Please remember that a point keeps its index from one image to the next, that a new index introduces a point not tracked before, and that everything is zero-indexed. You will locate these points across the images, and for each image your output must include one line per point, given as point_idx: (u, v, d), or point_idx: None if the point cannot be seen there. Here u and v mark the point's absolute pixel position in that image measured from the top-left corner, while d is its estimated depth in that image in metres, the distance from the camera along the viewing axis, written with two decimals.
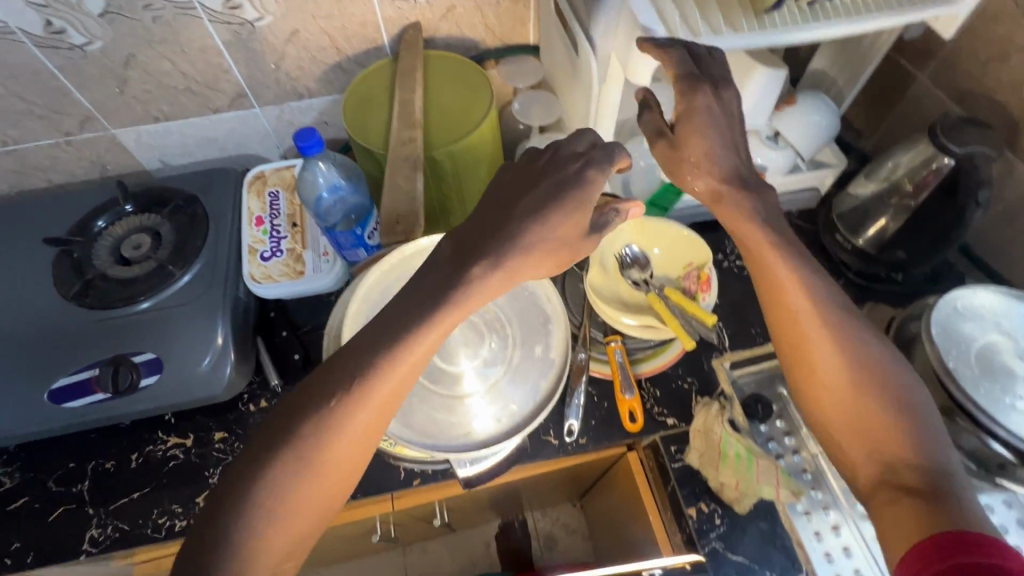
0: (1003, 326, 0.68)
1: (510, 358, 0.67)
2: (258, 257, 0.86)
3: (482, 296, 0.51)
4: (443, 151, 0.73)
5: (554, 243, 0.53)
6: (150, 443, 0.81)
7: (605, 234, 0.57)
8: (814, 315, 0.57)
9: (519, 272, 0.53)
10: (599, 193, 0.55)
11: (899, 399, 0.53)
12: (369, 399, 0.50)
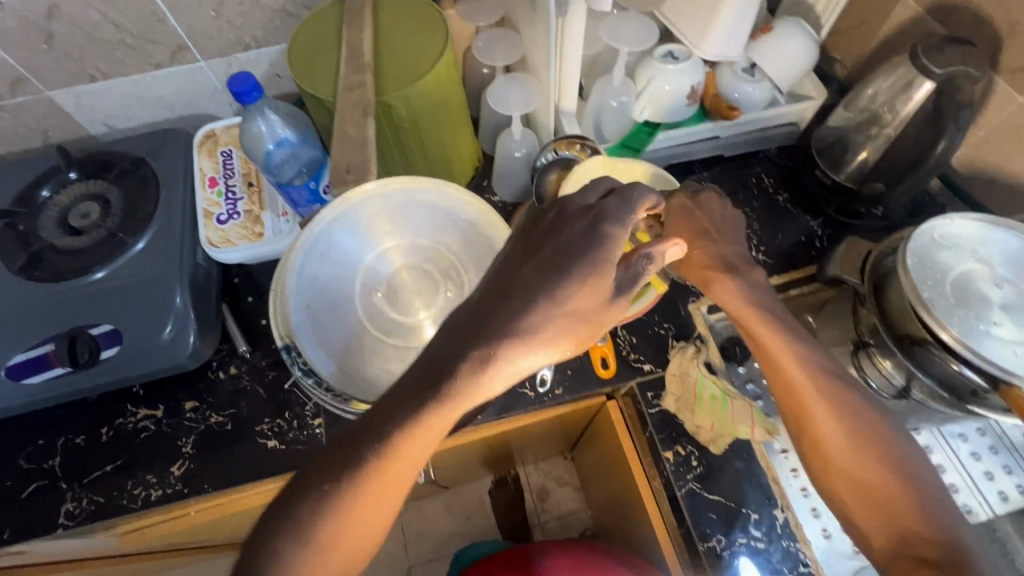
0: (980, 254, 0.67)
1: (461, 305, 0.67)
2: (214, 221, 0.82)
3: (477, 387, 0.45)
4: (397, 96, 0.68)
5: (565, 320, 0.46)
6: (119, 416, 0.79)
7: (635, 293, 0.48)
8: (806, 370, 0.58)
9: (525, 355, 0.45)
10: (617, 252, 0.48)
11: (901, 467, 0.53)
12: (359, 500, 0.46)
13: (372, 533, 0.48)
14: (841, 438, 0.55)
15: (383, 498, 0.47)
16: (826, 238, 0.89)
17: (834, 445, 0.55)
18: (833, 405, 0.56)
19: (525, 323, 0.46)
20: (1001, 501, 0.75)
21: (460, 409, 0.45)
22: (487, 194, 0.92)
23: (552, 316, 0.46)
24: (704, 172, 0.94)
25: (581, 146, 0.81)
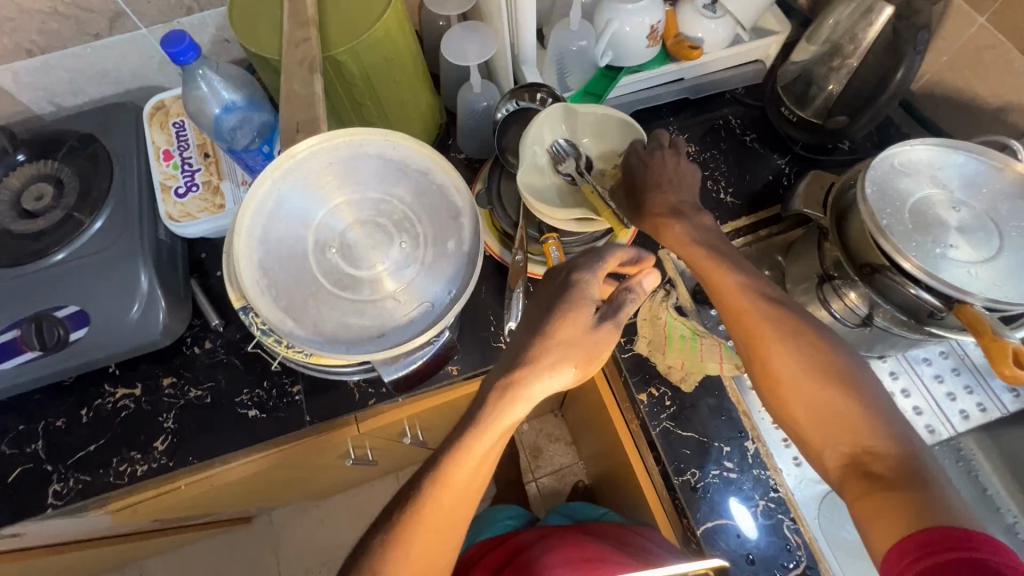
0: (938, 178, 0.67)
1: (422, 256, 0.59)
2: (173, 195, 0.80)
3: (491, 423, 0.53)
4: (345, 50, 0.66)
5: (562, 354, 0.53)
6: (97, 397, 0.79)
7: (623, 318, 0.54)
8: (767, 314, 0.59)
9: (532, 384, 0.53)
10: (595, 289, 0.55)
11: (856, 386, 0.54)
12: (420, 544, 0.53)
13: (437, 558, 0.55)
14: (796, 368, 0.56)
15: (442, 525, 0.54)
16: (794, 176, 0.90)
17: (786, 371, 0.56)
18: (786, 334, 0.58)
19: (530, 369, 0.53)
20: (962, 419, 0.80)
21: (483, 446, 0.53)
22: (453, 152, 0.91)
23: (554, 359, 0.53)
24: (670, 118, 0.94)
25: (542, 95, 0.81)
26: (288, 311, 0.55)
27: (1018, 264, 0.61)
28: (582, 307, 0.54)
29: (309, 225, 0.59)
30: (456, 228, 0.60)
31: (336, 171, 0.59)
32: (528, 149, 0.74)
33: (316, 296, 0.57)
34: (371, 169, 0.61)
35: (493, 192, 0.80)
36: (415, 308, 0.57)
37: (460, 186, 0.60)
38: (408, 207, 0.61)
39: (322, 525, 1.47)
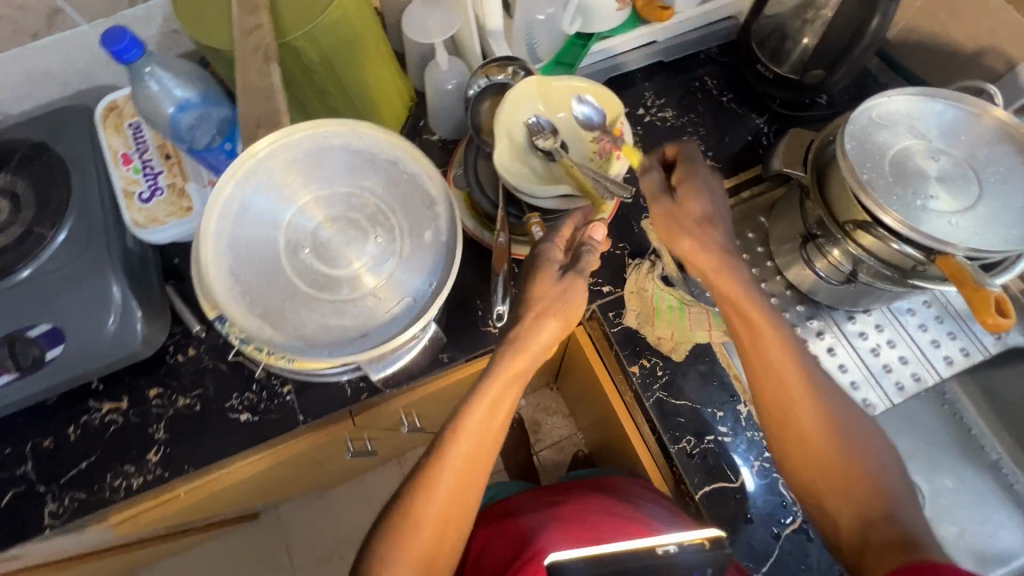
0: (917, 129, 0.67)
1: (399, 247, 0.57)
2: (136, 201, 0.77)
3: (493, 375, 0.62)
4: (302, 35, 0.62)
5: (541, 310, 0.61)
6: (83, 413, 0.77)
7: (583, 269, 0.62)
8: (799, 370, 0.60)
9: (521, 337, 0.61)
10: (557, 248, 0.63)
11: (867, 460, 0.57)
12: (443, 476, 0.64)
13: (459, 500, 0.65)
14: (814, 421, 0.59)
15: (462, 471, 0.64)
16: (773, 135, 0.89)
17: (810, 431, 0.59)
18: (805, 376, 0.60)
19: (519, 329, 0.62)
20: (948, 364, 0.81)
21: (488, 392, 0.63)
22: (425, 134, 0.88)
23: (537, 319, 0.61)
24: (647, 82, 0.91)
25: (513, 69, 0.78)
26: (265, 318, 0.53)
27: (998, 211, 0.61)
28: (546, 269, 0.62)
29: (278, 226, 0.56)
30: (432, 216, 0.57)
31: (300, 167, 0.57)
32: (500, 128, 0.72)
33: (293, 299, 0.55)
34: (337, 163, 0.58)
35: (470, 173, 0.78)
36: (396, 303, 0.55)
37: (430, 171, 0.57)
38: (380, 198, 0.58)
39: (330, 516, 1.48)
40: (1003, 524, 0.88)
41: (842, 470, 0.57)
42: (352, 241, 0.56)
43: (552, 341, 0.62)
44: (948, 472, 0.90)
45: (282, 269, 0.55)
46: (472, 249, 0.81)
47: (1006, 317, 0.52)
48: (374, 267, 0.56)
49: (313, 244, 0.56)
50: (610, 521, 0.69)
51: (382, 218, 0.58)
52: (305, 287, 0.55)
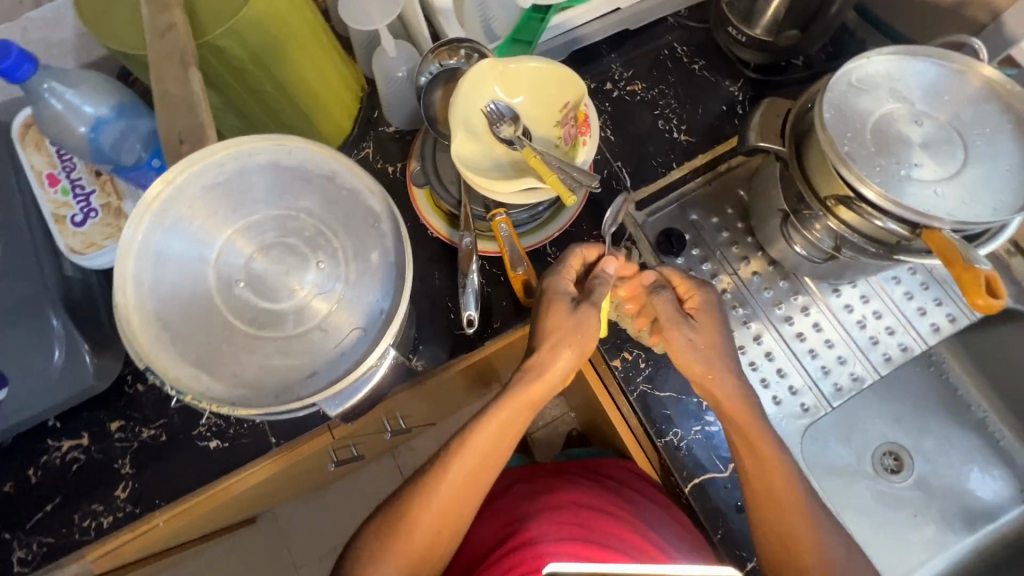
0: (899, 91, 0.63)
1: (346, 274, 0.50)
2: (69, 224, 0.70)
3: (509, 398, 0.64)
4: (222, 33, 0.56)
5: (559, 340, 0.63)
6: (42, 454, 0.73)
7: (595, 299, 0.64)
8: (785, 476, 0.63)
9: (539, 361, 0.64)
10: (565, 283, 0.65)
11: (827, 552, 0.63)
12: (445, 485, 0.65)
13: (452, 516, 0.65)
14: (796, 519, 0.62)
15: (458, 490, 0.65)
16: (748, 103, 0.84)
17: (788, 520, 0.63)
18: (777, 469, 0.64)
19: (536, 357, 0.64)
20: (933, 331, 0.80)
21: (498, 411, 0.65)
22: (381, 126, 0.83)
23: (553, 349, 0.63)
24: (612, 55, 0.86)
25: (465, 51, 0.72)
26: (197, 369, 0.46)
27: (985, 176, 0.58)
28: (557, 302, 0.64)
29: (206, 261, 0.48)
30: (378, 236, 0.50)
31: (223, 190, 0.49)
32: (456, 119, 0.66)
33: (230, 343, 0.47)
34: (266, 180, 0.50)
35: (429, 168, 0.74)
36: (346, 336, 0.48)
37: (373, 186, 0.50)
38: (320, 219, 0.51)
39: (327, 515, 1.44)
40: (987, 479, 0.89)
41: (805, 556, 0.62)
42: (292, 270, 0.49)
43: (567, 368, 0.64)
44: (934, 433, 0.91)
45: (213, 310, 0.48)
46: (438, 249, 0.77)
47: (998, 296, 0.50)
48: (318, 297, 0.49)
49: (248, 277, 0.49)
50: (593, 512, 0.69)
51: (323, 241, 0.50)
52: (242, 328, 0.48)
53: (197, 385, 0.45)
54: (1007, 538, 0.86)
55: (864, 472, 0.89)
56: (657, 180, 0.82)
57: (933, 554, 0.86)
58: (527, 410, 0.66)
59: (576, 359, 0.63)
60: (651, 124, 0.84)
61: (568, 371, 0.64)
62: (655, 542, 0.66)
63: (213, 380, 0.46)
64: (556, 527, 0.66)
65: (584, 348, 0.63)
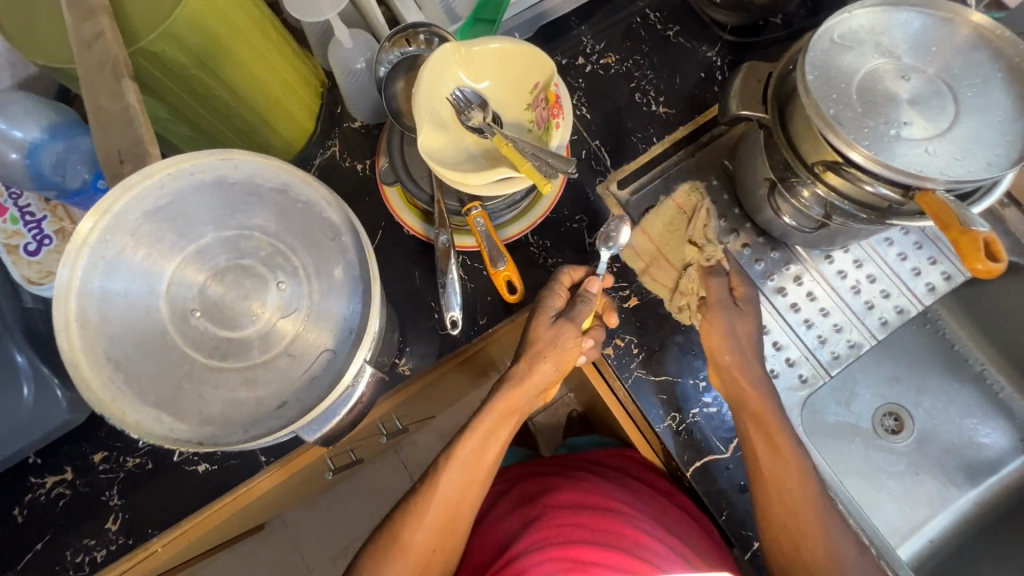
0: (884, 46, 0.59)
1: (309, 291, 0.47)
2: (22, 254, 0.66)
3: (494, 409, 0.67)
4: (156, 37, 0.51)
5: (541, 351, 0.66)
6: (26, 492, 0.71)
7: (580, 312, 0.66)
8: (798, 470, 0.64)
9: (524, 373, 0.67)
10: (557, 297, 0.68)
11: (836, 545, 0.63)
12: (437, 500, 0.65)
13: (446, 532, 0.66)
14: (808, 511, 0.63)
15: (450, 506, 0.66)
16: (727, 68, 0.80)
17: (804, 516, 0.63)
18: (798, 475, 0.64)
19: (518, 369, 0.68)
20: (928, 291, 0.79)
21: (484, 421, 0.67)
22: (345, 122, 0.78)
23: (534, 361, 0.67)
24: (582, 26, 0.82)
25: (425, 36, 0.68)
26: (161, 409, 0.44)
27: (976, 130, 0.55)
28: (543, 318, 0.67)
29: (156, 292, 0.45)
30: (341, 250, 0.48)
31: (161, 219, 0.46)
32: (421, 110, 0.62)
33: (191, 378, 0.45)
34: (214, 198, 0.47)
35: (398, 164, 0.69)
36: (315, 360, 0.46)
37: (331, 197, 0.48)
38: (276, 236, 0.48)
39: (335, 520, 1.36)
40: (989, 432, 0.88)
41: (814, 550, 0.63)
42: (251, 294, 0.46)
43: (549, 378, 0.68)
44: (933, 391, 0.90)
45: (170, 344, 0.45)
46: (416, 246, 0.73)
47: (998, 259, 0.47)
48: (282, 320, 0.47)
49: (204, 306, 0.46)
50: (592, 510, 0.68)
51: (282, 260, 0.48)
52: (202, 360, 0.45)
53: (161, 427, 0.43)
54: (1010, 489, 0.86)
55: (866, 434, 0.88)
56: (639, 156, 0.78)
57: (937, 510, 0.86)
58: (509, 418, 0.69)
59: (555, 369, 0.67)
60: (628, 97, 0.80)
61: (548, 380, 0.68)
62: (656, 536, 0.65)
63: (178, 420, 0.44)
64: (547, 534, 0.66)
65: (561, 360, 0.66)
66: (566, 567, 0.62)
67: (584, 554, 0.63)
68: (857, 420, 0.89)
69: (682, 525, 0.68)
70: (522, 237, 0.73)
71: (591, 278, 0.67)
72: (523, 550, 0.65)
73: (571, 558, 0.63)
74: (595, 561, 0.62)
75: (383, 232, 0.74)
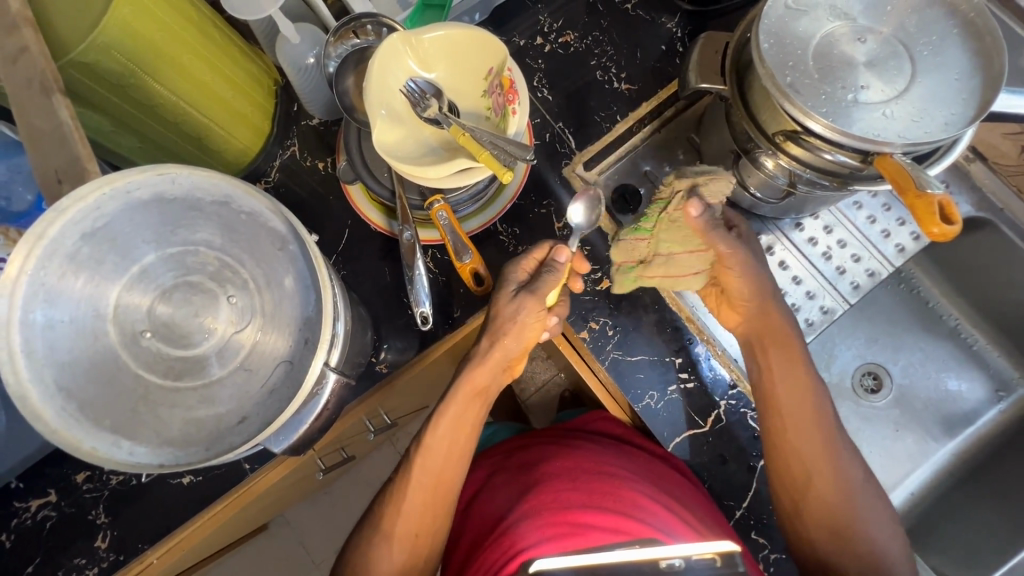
0: (839, 8, 0.58)
1: (261, 306, 0.48)
2: None
3: (460, 391, 0.66)
4: (90, 54, 0.49)
5: (502, 327, 0.64)
6: (11, 517, 0.70)
7: (540, 287, 0.62)
8: (802, 378, 0.65)
9: (490, 355, 0.65)
10: (515, 271, 0.65)
11: (833, 451, 0.64)
12: (412, 482, 0.66)
13: (429, 516, 0.66)
14: (809, 413, 0.64)
15: (430, 490, 0.66)
16: (687, 39, 0.79)
17: (801, 419, 0.64)
18: (836, 481, 0.63)
19: (479, 350, 0.65)
20: (897, 252, 0.80)
21: (448, 405, 0.66)
22: (303, 120, 0.76)
23: (494, 335, 0.64)
24: (538, 4, 0.80)
25: (372, 27, 0.66)
26: (119, 433, 0.44)
27: (933, 88, 0.54)
28: (503, 292, 0.64)
29: (102, 317, 0.45)
30: (289, 259, 0.49)
31: (98, 249, 0.45)
32: (372, 106, 0.61)
33: (147, 401, 0.45)
34: (152, 216, 0.47)
35: (358, 162, 0.68)
36: (273, 372, 0.48)
37: (273, 206, 0.48)
38: (222, 250, 0.49)
39: (339, 512, 1.29)
40: (967, 385, 0.89)
41: (815, 458, 0.63)
42: (203, 312, 0.47)
43: (511, 355, 0.65)
44: (911, 348, 0.91)
45: (121, 368, 0.45)
46: (385, 242, 0.73)
47: (953, 221, 0.47)
48: (237, 334, 0.48)
49: (154, 326, 0.46)
50: (591, 476, 0.65)
51: (230, 273, 0.48)
52: (158, 381, 0.46)
53: (120, 452, 0.44)
54: (987, 440, 0.88)
55: (845, 395, 0.89)
56: (604, 136, 0.77)
57: (917, 464, 0.88)
58: (475, 400, 0.67)
59: (516, 342, 0.64)
60: (590, 75, 0.78)
61: (507, 352, 0.65)
62: (653, 500, 0.62)
63: (138, 443, 0.44)
64: (535, 504, 0.63)
65: (523, 337, 0.63)
66: (561, 531, 0.58)
67: (582, 518, 0.59)
68: (837, 381, 0.90)
69: (680, 488, 0.66)
70: (490, 227, 0.73)
71: (558, 249, 0.63)
72: (521, 518, 0.62)
73: (566, 521, 0.59)
74: (591, 524, 0.59)
75: (350, 231, 0.73)
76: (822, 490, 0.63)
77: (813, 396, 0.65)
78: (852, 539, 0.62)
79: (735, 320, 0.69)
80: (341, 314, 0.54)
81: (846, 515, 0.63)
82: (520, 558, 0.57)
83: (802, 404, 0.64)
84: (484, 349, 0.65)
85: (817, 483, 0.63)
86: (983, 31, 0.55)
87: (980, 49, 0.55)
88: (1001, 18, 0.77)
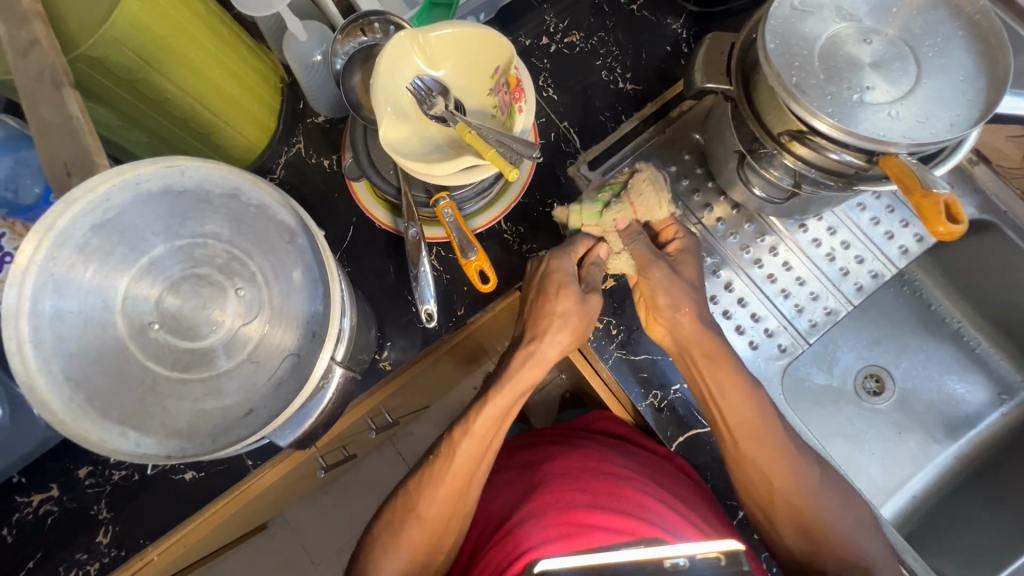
0: (845, 10, 0.58)
1: (270, 299, 0.48)
2: None
3: (513, 382, 0.67)
4: (97, 48, 0.48)
5: (559, 321, 0.67)
6: (13, 511, 0.70)
7: (595, 284, 0.68)
8: (741, 386, 0.65)
9: (545, 352, 0.68)
10: (570, 264, 0.68)
11: (788, 457, 0.64)
12: (450, 468, 0.66)
13: (458, 504, 0.66)
14: (754, 419, 0.65)
15: (465, 478, 0.66)
16: (692, 40, 0.79)
17: (745, 428, 0.65)
18: (798, 485, 0.64)
19: (536, 345, 0.68)
20: (901, 254, 0.81)
21: (500, 394, 0.67)
22: (309, 117, 0.76)
23: (555, 333, 0.67)
24: (544, 4, 0.80)
25: (379, 25, 0.66)
26: (125, 424, 0.44)
27: (939, 89, 0.55)
28: (567, 288, 0.66)
29: (110, 308, 0.45)
30: (297, 252, 0.49)
31: (107, 241, 0.45)
32: (378, 103, 0.61)
33: (154, 392, 0.45)
34: (162, 208, 0.47)
35: (364, 160, 0.69)
36: (280, 365, 0.48)
37: (282, 199, 0.49)
38: (231, 242, 0.49)
39: (340, 512, 1.29)
40: (969, 388, 0.89)
41: (772, 465, 0.64)
42: (209, 304, 0.47)
43: (562, 349, 0.68)
44: (913, 350, 0.91)
45: (129, 359, 0.45)
46: (390, 240, 0.73)
47: (959, 221, 0.47)
48: (244, 327, 0.48)
49: (162, 318, 0.46)
50: (592, 477, 0.64)
51: (239, 266, 0.48)
52: (164, 373, 0.46)
53: (127, 442, 0.44)
54: (990, 443, 0.87)
55: (848, 398, 0.89)
56: (608, 136, 0.77)
57: (919, 467, 0.88)
58: (524, 391, 0.69)
59: (575, 338, 0.68)
60: (594, 76, 0.79)
61: (566, 349, 0.68)
62: (659, 502, 0.61)
63: (144, 434, 0.45)
64: (546, 505, 0.62)
65: (580, 330, 0.67)
66: (566, 531, 0.58)
67: (587, 518, 0.59)
68: (840, 384, 0.90)
69: (686, 490, 0.66)
70: (495, 225, 0.73)
71: (600, 244, 0.70)
72: (526, 518, 0.62)
73: (572, 522, 0.59)
74: (598, 525, 0.58)
75: (355, 228, 0.73)
76: (786, 494, 0.64)
77: (753, 401, 0.65)
78: (822, 536, 0.63)
79: (661, 333, 0.68)
80: (347, 309, 0.54)
81: (812, 512, 0.64)
82: (526, 557, 0.56)
83: (744, 414, 0.65)
84: (539, 347, 0.67)
85: (779, 486, 0.64)
86: (989, 33, 0.55)
87: (986, 51, 0.55)
88: (1005, 20, 0.77)
